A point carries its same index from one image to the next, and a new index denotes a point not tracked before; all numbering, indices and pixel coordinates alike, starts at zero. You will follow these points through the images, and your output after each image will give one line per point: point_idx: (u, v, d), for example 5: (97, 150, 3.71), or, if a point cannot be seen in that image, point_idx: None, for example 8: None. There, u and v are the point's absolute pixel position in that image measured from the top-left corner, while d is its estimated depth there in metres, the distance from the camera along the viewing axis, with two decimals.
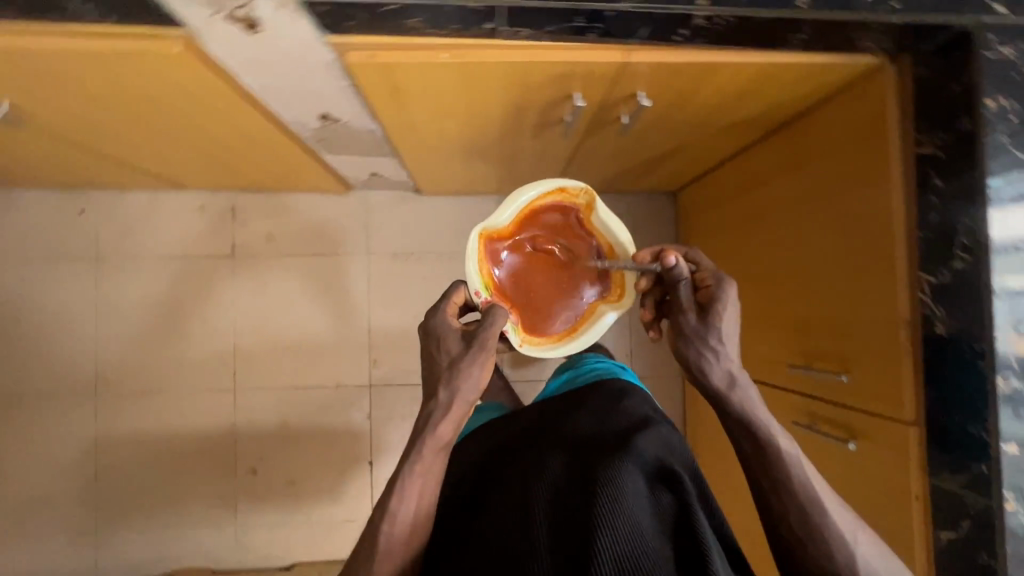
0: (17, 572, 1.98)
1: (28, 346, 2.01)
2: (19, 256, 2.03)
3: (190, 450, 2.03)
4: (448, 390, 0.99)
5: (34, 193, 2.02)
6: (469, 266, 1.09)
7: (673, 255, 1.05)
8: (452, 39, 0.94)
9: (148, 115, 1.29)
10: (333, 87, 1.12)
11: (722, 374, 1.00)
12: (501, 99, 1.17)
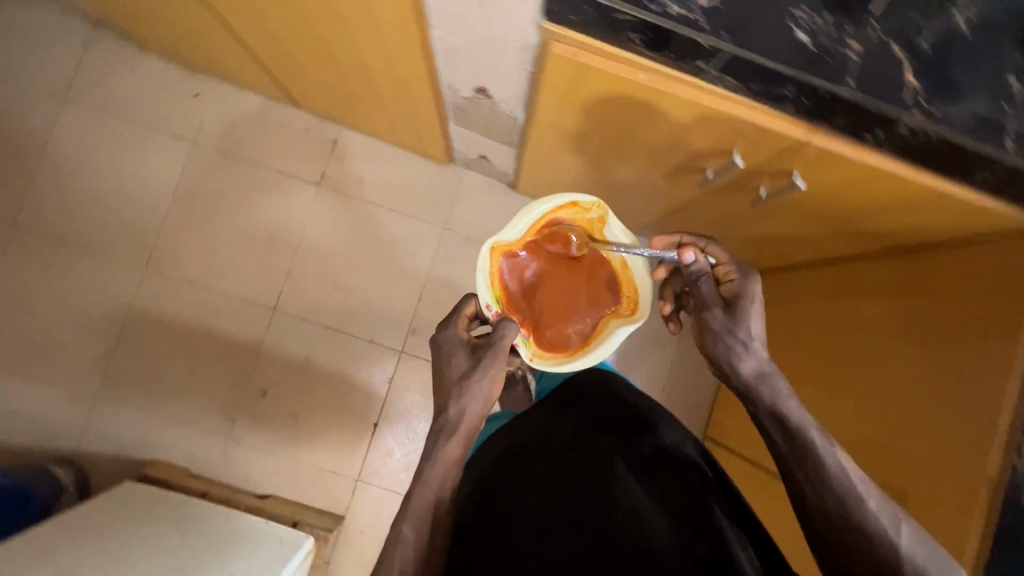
0: (10, 407, 1.98)
1: (101, 200, 2.04)
2: (123, 115, 2.06)
3: (212, 351, 2.04)
4: (458, 404, 1.08)
5: (160, 62, 2.07)
6: (480, 283, 1.20)
7: (691, 250, 1.11)
8: (656, 64, 0.95)
9: (320, 32, 1.32)
10: (513, 67, 1.15)
11: (752, 369, 1.02)
12: (660, 133, 1.18)
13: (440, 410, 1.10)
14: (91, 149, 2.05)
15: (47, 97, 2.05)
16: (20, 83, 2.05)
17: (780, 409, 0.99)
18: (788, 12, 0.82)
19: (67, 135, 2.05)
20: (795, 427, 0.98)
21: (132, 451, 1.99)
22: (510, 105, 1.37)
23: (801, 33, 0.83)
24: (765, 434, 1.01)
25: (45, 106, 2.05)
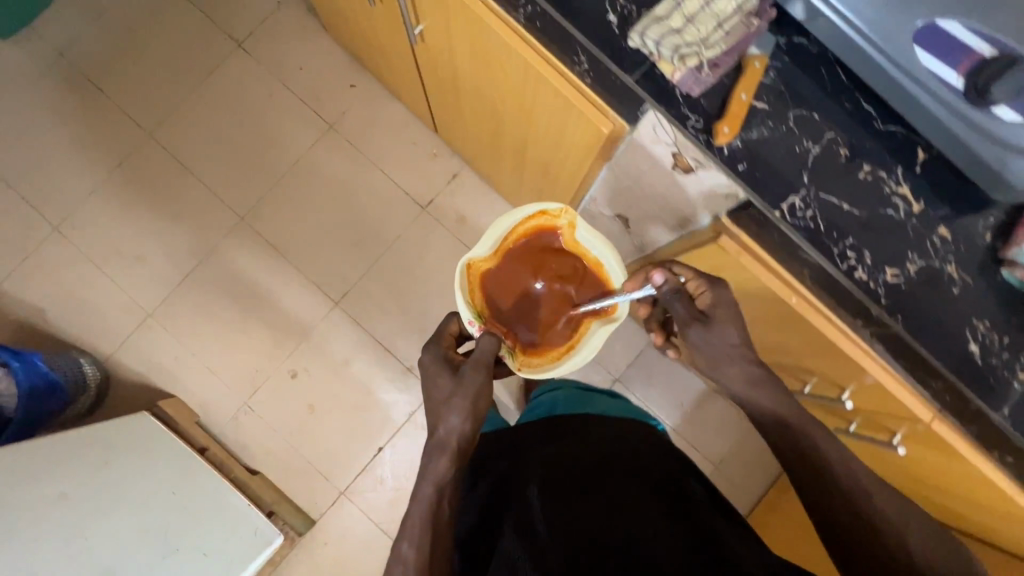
0: (74, 293, 2.08)
1: (231, 145, 2.15)
2: (282, 78, 2.18)
3: (265, 319, 2.10)
4: (445, 421, 1.12)
5: (333, 46, 2.19)
6: (459, 300, 1.27)
7: (660, 273, 1.06)
8: (813, 296, 0.96)
9: (499, 107, 1.37)
10: (666, 221, 1.21)
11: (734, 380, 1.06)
12: (778, 337, 1.18)
13: (433, 427, 1.14)
14: (242, 97, 2.17)
15: (226, 39, 2.19)
16: (208, 17, 2.19)
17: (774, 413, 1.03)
18: (964, 320, 0.83)
19: (227, 78, 2.18)
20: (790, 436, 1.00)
21: (158, 378, 2.06)
22: (642, 239, 1.39)
23: (972, 343, 0.83)
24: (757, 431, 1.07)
25: (220, 45, 2.19)
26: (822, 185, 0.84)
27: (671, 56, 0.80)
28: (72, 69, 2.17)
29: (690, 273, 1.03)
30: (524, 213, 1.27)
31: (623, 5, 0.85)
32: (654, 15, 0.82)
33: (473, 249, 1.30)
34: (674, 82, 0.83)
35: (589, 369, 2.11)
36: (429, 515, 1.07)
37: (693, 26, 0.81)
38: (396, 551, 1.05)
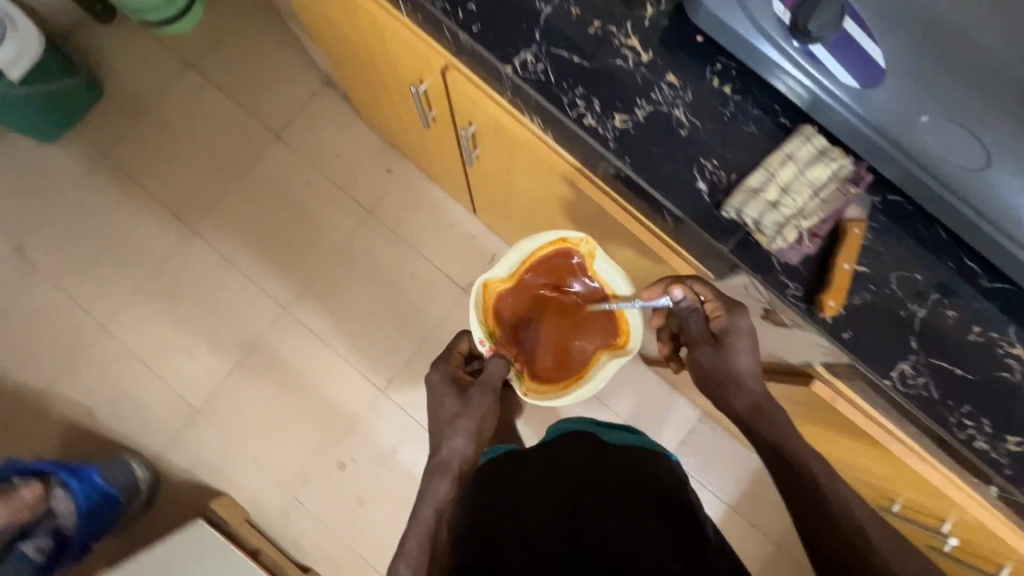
0: (123, 393, 2.09)
1: (271, 235, 2.17)
2: (319, 167, 2.20)
3: (311, 410, 2.08)
4: (447, 443, 1.15)
5: (368, 133, 2.21)
6: (473, 319, 1.33)
7: (679, 288, 0.98)
8: (917, 444, 0.93)
9: (556, 225, 1.36)
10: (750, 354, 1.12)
11: (746, 407, 0.99)
12: (864, 464, 1.13)
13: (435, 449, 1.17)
14: (281, 188, 2.19)
15: (265, 131, 2.22)
16: (247, 109, 2.22)
17: (782, 448, 0.95)
18: None
19: (266, 168, 2.20)
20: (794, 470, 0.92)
21: (207, 476, 2.05)
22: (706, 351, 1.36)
23: None
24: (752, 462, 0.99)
25: (259, 137, 2.21)
26: (932, 350, 0.81)
27: (770, 232, 0.79)
28: (114, 167, 2.20)
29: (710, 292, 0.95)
30: (542, 242, 1.27)
31: (711, 172, 0.84)
32: (748, 186, 0.81)
33: (491, 270, 1.34)
34: (771, 251, 0.81)
35: None
36: (429, 538, 1.04)
37: (789, 196, 0.80)
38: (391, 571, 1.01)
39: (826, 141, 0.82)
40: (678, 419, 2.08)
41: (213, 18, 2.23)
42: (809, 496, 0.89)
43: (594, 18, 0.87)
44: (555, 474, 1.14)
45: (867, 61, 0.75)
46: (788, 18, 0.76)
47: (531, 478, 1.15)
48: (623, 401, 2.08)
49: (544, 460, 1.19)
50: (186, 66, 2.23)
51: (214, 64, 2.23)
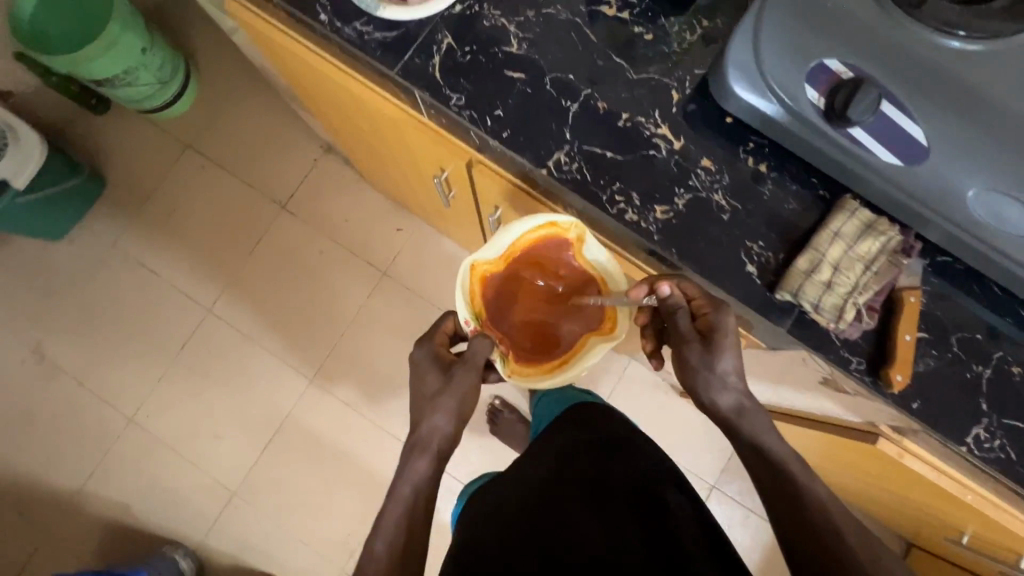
0: (159, 484, 2.07)
1: (289, 306, 2.16)
2: (329, 233, 2.19)
3: (350, 480, 2.07)
4: (428, 420, 1.00)
5: (374, 193, 2.20)
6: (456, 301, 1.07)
7: (668, 286, 0.85)
8: (992, 494, 0.92)
9: None
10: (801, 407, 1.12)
11: (728, 407, 0.84)
12: (930, 504, 1.12)
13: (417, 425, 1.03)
14: (294, 259, 2.19)
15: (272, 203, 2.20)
16: (252, 183, 2.21)
17: (758, 445, 0.82)
18: None
19: (277, 240, 2.19)
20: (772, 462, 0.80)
21: (253, 558, 2.03)
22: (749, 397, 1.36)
23: None
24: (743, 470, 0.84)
25: (266, 209, 2.21)
26: (1005, 411, 0.80)
27: (830, 314, 0.78)
28: (125, 256, 2.19)
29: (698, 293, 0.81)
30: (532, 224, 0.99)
31: (758, 254, 0.84)
32: (799, 269, 0.81)
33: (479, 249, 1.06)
34: (831, 330, 0.81)
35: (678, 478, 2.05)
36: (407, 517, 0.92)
37: (842, 273, 0.80)
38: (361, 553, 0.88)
39: (870, 213, 0.82)
40: (716, 450, 2.06)
41: (209, 96, 2.22)
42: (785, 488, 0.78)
43: (623, 112, 0.88)
44: (537, 485, 1.06)
45: (905, 139, 0.75)
46: (822, 106, 0.76)
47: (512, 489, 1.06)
48: (664, 434, 2.07)
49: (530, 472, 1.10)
50: (187, 146, 2.23)
51: (214, 141, 2.22)
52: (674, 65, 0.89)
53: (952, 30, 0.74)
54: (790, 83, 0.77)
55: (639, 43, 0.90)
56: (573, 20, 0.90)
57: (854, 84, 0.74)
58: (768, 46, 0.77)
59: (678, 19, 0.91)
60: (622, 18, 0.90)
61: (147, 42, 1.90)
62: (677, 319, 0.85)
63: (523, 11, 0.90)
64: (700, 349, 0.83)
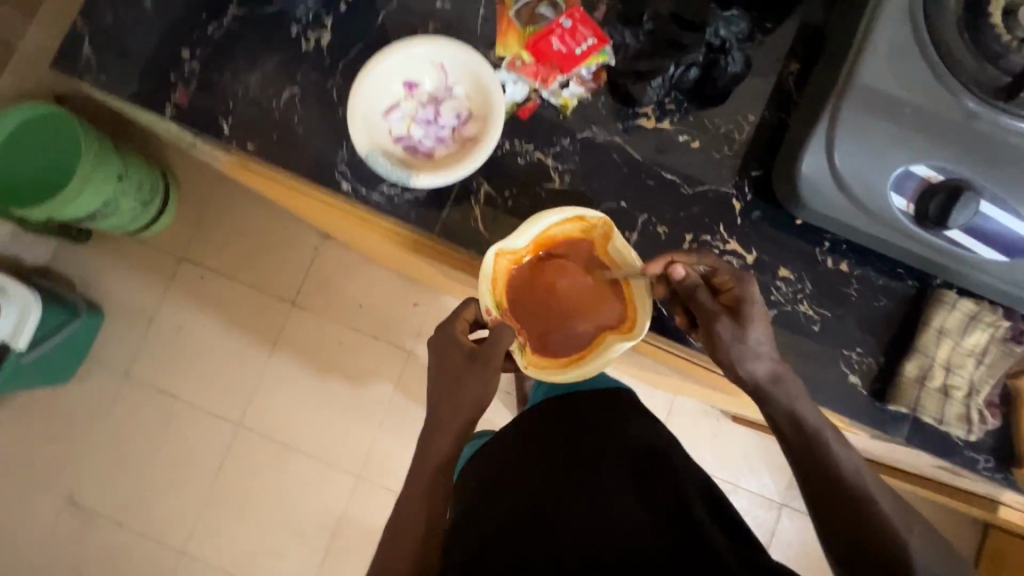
0: None
1: (326, 409, 1.97)
2: (343, 318, 1.99)
3: None
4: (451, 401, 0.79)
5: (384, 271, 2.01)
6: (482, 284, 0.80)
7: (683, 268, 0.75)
8: None
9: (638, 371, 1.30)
10: (901, 471, 1.06)
11: (763, 375, 0.71)
12: None
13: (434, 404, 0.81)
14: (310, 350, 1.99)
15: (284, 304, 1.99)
16: (256, 285, 1.98)
17: (795, 412, 0.71)
18: None
19: (297, 342, 2.00)
20: (810, 429, 0.69)
21: None
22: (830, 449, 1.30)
23: None
24: (776, 434, 0.71)
25: (278, 311, 2.00)
26: None
27: (952, 422, 0.74)
28: (133, 385, 2.00)
29: (716, 263, 0.72)
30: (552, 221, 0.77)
31: (858, 361, 0.79)
32: (909, 376, 0.76)
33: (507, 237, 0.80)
34: (954, 435, 0.76)
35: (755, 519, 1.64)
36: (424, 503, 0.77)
37: (955, 372, 0.75)
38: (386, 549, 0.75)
39: (972, 302, 0.76)
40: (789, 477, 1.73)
41: (191, 201, 1.95)
42: (817, 456, 0.68)
43: (685, 233, 0.83)
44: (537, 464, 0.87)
45: (1007, 236, 0.69)
46: (912, 211, 0.71)
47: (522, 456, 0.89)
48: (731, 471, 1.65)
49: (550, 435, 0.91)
50: (180, 260, 2.02)
51: (209, 251, 1.99)
52: (728, 171, 0.84)
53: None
54: (872, 191, 0.72)
55: (687, 153, 0.84)
56: (612, 140, 0.84)
57: (946, 189, 0.68)
58: (843, 156, 0.71)
59: (724, 118, 0.84)
60: (664, 129, 0.84)
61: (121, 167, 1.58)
62: (697, 297, 0.74)
63: (558, 140, 0.84)
64: (733, 325, 0.71)
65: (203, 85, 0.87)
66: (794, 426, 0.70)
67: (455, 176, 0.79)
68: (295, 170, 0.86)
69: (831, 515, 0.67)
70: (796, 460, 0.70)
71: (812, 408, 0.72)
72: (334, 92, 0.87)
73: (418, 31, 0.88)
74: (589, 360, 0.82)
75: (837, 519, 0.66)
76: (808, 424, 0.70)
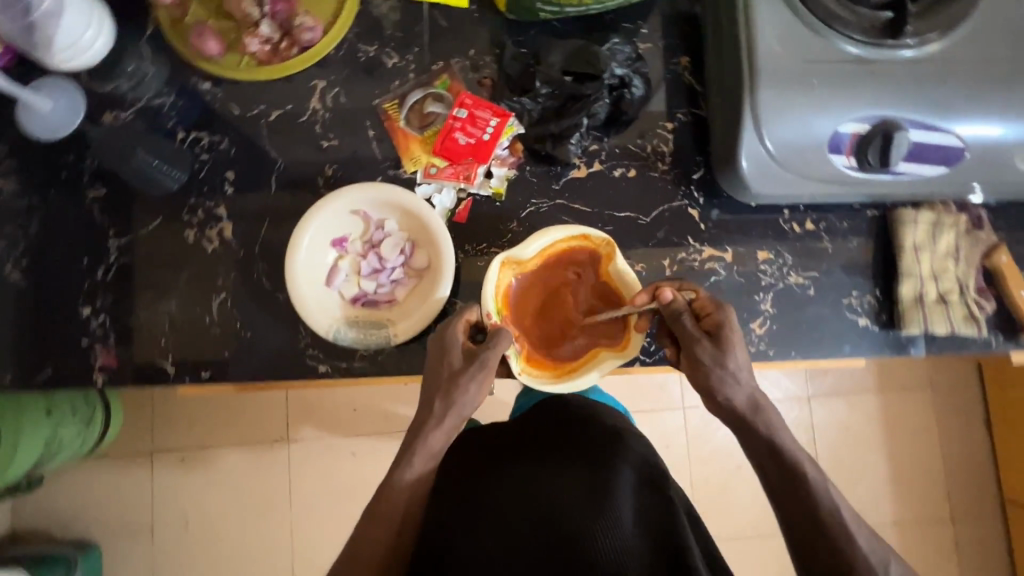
0: None
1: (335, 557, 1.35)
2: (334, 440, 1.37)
3: None
4: (450, 400, 0.69)
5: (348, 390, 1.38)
6: (487, 288, 0.73)
7: (670, 290, 0.72)
8: None
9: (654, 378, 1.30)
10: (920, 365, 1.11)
11: (743, 405, 0.68)
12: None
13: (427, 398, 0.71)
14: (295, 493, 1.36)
15: (270, 449, 1.38)
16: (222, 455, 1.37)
17: (775, 443, 0.66)
18: None
19: (309, 491, 1.37)
20: (791, 463, 0.64)
21: None
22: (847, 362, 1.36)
23: None
24: (757, 470, 0.67)
25: (267, 464, 1.37)
26: None
27: (960, 324, 0.79)
28: None
29: (702, 287, 0.70)
30: (554, 239, 0.75)
31: (861, 304, 0.83)
32: (908, 299, 0.80)
33: (514, 248, 0.75)
34: (965, 333, 0.80)
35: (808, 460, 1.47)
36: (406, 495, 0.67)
37: (941, 279, 0.80)
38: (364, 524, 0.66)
39: (930, 212, 0.81)
40: (853, 404, 1.50)
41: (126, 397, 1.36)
42: (800, 495, 0.63)
43: (662, 259, 0.82)
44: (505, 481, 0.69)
45: (940, 150, 0.73)
46: (854, 162, 0.73)
47: (511, 483, 0.68)
48: None
49: (554, 475, 0.68)
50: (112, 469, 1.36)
51: (167, 434, 1.37)
52: (673, 184, 0.83)
53: (903, 40, 0.71)
54: (812, 161, 0.73)
55: (629, 184, 0.83)
56: (555, 204, 0.82)
57: (876, 135, 0.71)
58: (776, 140, 0.72)
59: (646, 136, 0.83)
60: (598, 171, 0.83)
61: (46, 399, 1.10)
62: (680, 320, 0.70)
63: (507, 227, 0.81)
64: (713, 350, 0.68)
65: (124, 335, 0.79)
66: (776, 461, 0.65)
67: (441, 299, 0.75)
68: (264, 375, 0.79)
69: (813, 562, 0.61)
70: (774, 490, 0.65)
71: (796, 443, 0.66)
72: (263, 278, 0.80)
73: (317, 180, 0.82)
74: (579, 371, 0.77)
75: (812, 557, 0.61)
76: (790, 458, 0.64)
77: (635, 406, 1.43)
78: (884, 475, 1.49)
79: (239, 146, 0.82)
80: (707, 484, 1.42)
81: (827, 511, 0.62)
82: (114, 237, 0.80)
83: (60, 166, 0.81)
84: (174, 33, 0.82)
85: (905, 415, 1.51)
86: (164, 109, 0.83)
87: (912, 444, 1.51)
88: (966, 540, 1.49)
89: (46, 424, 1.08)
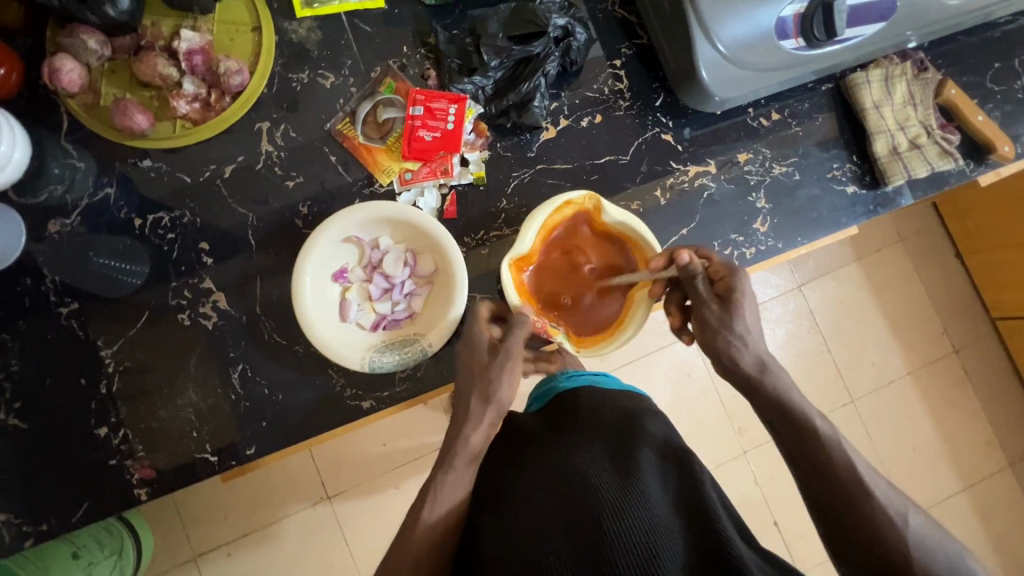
0: None
1: None
2: (376, 479, 1.35)
3: None
4: (479, 394, 0.67)
5: (376, 423, 1.36)
6: (507, 276, 0.74)
7: (686, 253, 0.72)
8: None
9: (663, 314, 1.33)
10: None
11: (750, 366, 0.66)
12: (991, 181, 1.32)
13: (457, 393, 0.70)
14: (353, 543, 1.33)
15: (318, 511, 1.33)
16: (269, 533, 1.31)
17: (788, 402, 0.63)
18: None
19: (368, 538, 1.33)
20: (804, 419, 0.61)
21: None
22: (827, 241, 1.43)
23: None
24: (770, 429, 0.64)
25: (318, 527, 1.32)
26: None
27: (937, 161, 0.84)
28: None
29: (708, 251, 0.70)
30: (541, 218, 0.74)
31: (845, 173, 0.86)
32: (884, 154, 0.84)
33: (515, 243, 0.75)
34: (943, 164, 0.84)
35: (820, 339, 1.53)
36: (450, 496, 0.65)
37: (906, 127, 0.85)
38: (415, 521, 0.64)
39: (878, 70, 0.85)
40: (843, 275, 1.57)
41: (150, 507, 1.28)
42: (813, 442, 0.60)
43: (654, 191, 0.83)
44: (536, 465, 0.65)
45: (875, 7, 0.76)
46: (803, 42, 0.75)
47: (542, 467, 0.65)
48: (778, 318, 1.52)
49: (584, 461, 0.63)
50: None
51: (208, 532, 1.29)
52: (640, 117, 0.84)
53: None
54: (765, 52, 0.75)
55: (599, 130, 0.83)
56: (537, 171, 0.82)
57: (816, 10, 0.74)
58: (727, 41, 0.73)
59: (600, 80, 0.83)
60: (566, 127, 0.82)
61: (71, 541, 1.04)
62: (696, 283, 0.70)
63: (498, 208, 0.81)
64: (720, 311, 0.68)
65: (150, 442, 0.74)
66: (784, 412, 0.63)
67: (460, 285, 0.73)
68: (304, 434, 0.76)
69: (836, 518, 0.57)
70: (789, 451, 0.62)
71: (808, 401, 0.63)
72: (274, 337, 0.77)
73: (295, 222, 0.79)
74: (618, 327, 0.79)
75: (828, 505, 0.58)
76: (800, 415, 0.62)
77: (650, 347, 1.45)
78: (886, 332, 1.57)
79: (201, 215, 0.78)
80: (737, 396, 1.46)
81: (843, 469, 0.58)
82: (105, 348, 0.75)
83: (21, 294, 0.75)
84: (93, 118, 0.76)
85: (888, 272, 1.58)
86: (110, 200, 0.78)
87: (901, 296, 1.59)
88: (971, 364, 1.59)
89: (76, 569, 1.04)
